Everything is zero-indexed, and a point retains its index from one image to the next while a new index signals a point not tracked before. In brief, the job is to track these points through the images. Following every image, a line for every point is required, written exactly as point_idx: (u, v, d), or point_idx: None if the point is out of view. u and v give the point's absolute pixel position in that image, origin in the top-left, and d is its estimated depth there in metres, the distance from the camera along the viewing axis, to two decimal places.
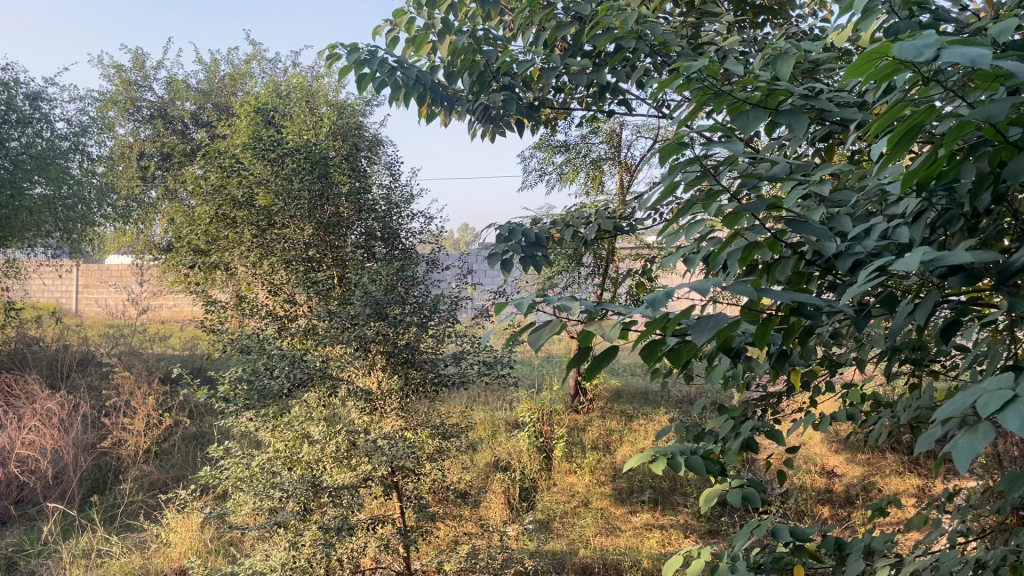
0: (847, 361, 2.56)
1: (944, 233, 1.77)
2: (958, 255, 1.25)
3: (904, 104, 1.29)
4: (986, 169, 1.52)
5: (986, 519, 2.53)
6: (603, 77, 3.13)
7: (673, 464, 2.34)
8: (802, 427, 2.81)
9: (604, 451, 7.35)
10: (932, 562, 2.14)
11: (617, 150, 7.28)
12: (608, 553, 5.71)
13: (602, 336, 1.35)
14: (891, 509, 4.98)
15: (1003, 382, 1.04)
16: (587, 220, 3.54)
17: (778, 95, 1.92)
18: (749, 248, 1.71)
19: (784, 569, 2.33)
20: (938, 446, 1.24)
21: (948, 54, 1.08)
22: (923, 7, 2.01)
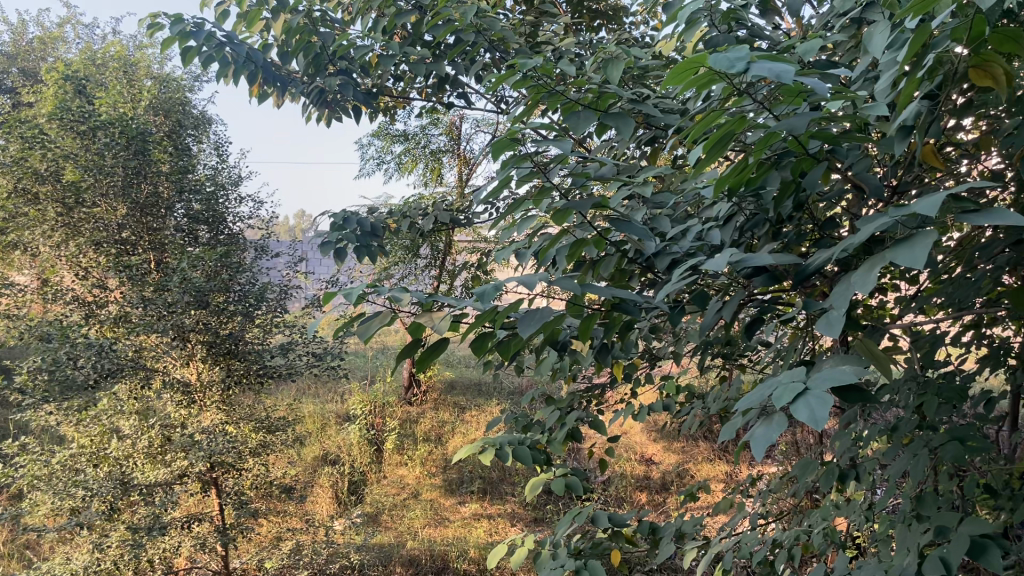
0: (665, 355, 2.69)
1: (752, 237, 1.89)
2: (760, 258, 1.33)
3: (717, 112, 1.35)
4: (789, 178, 1.64)
5: (783, 502, 2.73)
6: (442, 69, 3.12)
7: (501, 454, 2.39)
8: (623, 418, 2.93)
9: (435, 442, 7.38)
10: (735, 544, 2.29)
11: (456, 143, 7.31)
12: (435, 544, 5.72)
13: (433, 329, 1.35)
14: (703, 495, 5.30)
15: (795, 375, 1.12)
16: (424, 212, 3.51)
17: (608, 97, 1.95)
18: (577, 244, 1.74)
19: (603, 554, 2.41)
20: (738, 435, 1.31)
21: (756, 68, 1.12)
22: (740, 23, 2.15)
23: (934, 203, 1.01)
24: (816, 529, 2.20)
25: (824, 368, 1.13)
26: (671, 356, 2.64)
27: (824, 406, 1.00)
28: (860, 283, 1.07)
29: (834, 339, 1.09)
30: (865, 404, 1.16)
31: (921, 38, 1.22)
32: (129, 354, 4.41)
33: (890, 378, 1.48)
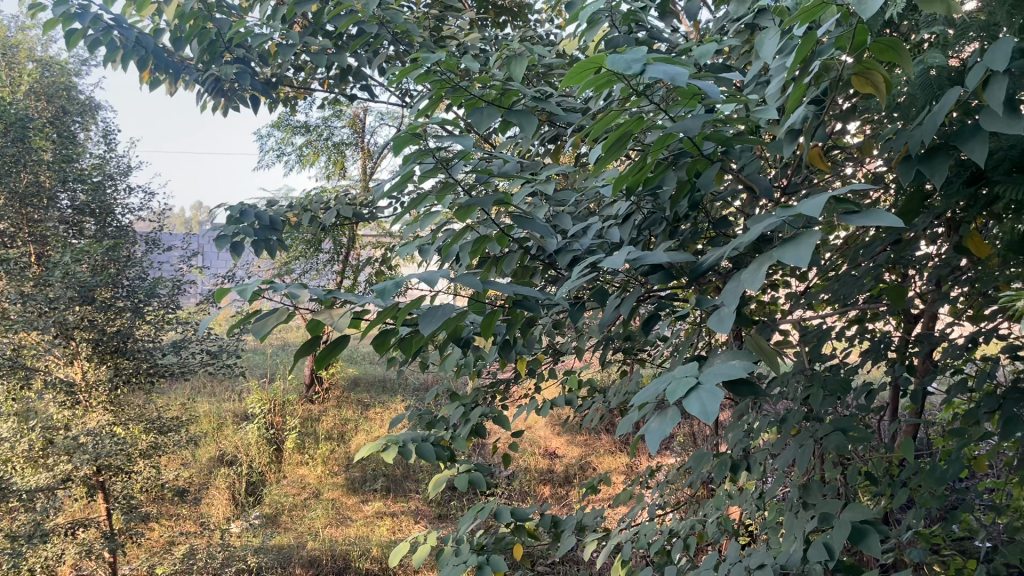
0: (568, 350, 2.72)
1: (650, 235, 1.92)
2: (656, 257, 1.35)
3: (616, 112, 1.36)
4: (684, 178, 1.68)
5: (681, 492, 2.80)
6: (344, 60, 3.06)
7: (404, 452, 2.36)
8: (526, 413, 2.94)
9: (338, 441, 7.27)
10: (634, 535, 2.33)
11: (360, 136, 7.20)
12: (336, 543, 5.63)
13: (332, 326, 1.32)
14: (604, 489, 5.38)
15: (689, 369, 1.14)
16: (326, 206, 3.44)
17: (511, 94, 1.95)
18: (481, 240, 1.73)
19: (505, 549, 2.42)
20: (635, 430, 1.33)
21: (652, 69, 1.14)
22: (640, 25, 2.20)
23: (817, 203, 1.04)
24: (711, 518, 2.26)
25: (716, 363, 1.16)
26: (574, 351, 2.67)
27: (716, 400, 1.02)
28: (750, 280, 1.09)
29: (725, 335, 1.11)
30: (755, 398, 1.19)
31: (808, 44, 1.26)
32: (7, 351, 4.07)
33: (777, 372, 1.54)
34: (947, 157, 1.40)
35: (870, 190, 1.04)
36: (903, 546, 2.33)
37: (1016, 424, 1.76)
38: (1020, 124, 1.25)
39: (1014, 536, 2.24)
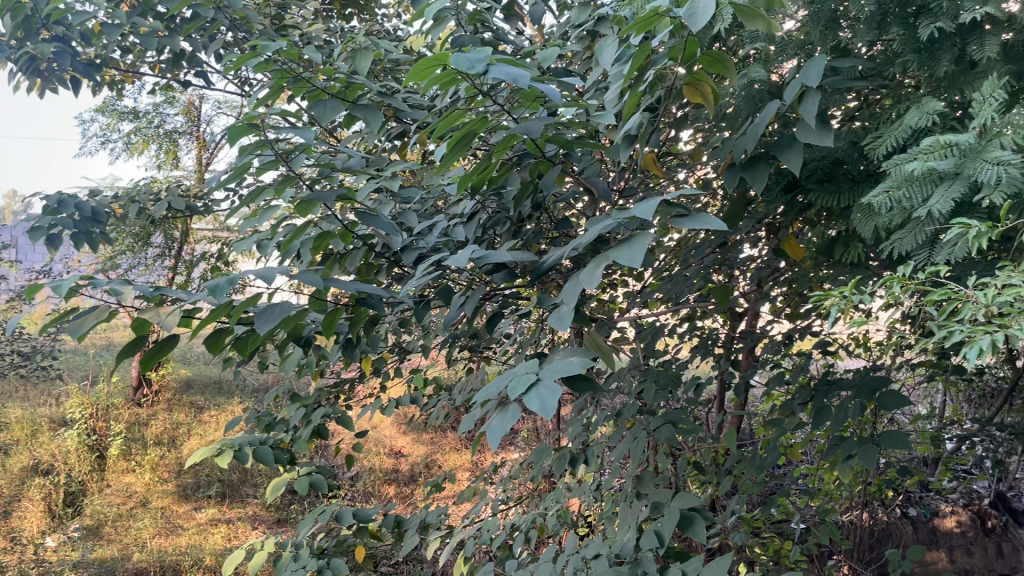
0: (414, 348, 2.70)
1: (494, 234, 1.94)
2: (499, 255, 1.36)
3: (461, 111, 1.37)
4: (527, 178, 1.70)
5: (523, 488, 2.85)
6: (177, 44, 2.90)
7: (240, 456, 2.27)
8: (370, 412, 2.90)
9: (168, 445, 6.84)
10: (477, 531, 2.35)
11: (195, 124, 6.83)
12: (165, 554, 5.19)
13: (159, 324, 1.24)
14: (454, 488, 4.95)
15: (529, 366, 1.16)
16: (157, 197, 3.24)
17: (355, 88, 1.90)
18: (322, 237, 1.68)
19: (347, 551, 2.40)
20: (477, 426, 1.34)
21: (495, 70, 1.15)
22: (485, 26, 2.22)
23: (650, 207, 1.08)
24: (551, 511, 2.32)
25: (556, 360, 1.19)
26: (419, 350, 2.66)
27: (554, 396, 1.04)
28: (588, 280, 1.12)
29: (564, 333, 1.13)
30: (593, 394, 1.23)
31: (643, 53, 1.31)
32: None
33: (613, 368, 1.60)
34: (767, 165, 1.50)
35: (698, 194, 1.09)
36: (728, 531, 2.48)
37: (825, 413, 1.91)
38: (830, 136, 1.35)
39: (824, 517, 2.44)
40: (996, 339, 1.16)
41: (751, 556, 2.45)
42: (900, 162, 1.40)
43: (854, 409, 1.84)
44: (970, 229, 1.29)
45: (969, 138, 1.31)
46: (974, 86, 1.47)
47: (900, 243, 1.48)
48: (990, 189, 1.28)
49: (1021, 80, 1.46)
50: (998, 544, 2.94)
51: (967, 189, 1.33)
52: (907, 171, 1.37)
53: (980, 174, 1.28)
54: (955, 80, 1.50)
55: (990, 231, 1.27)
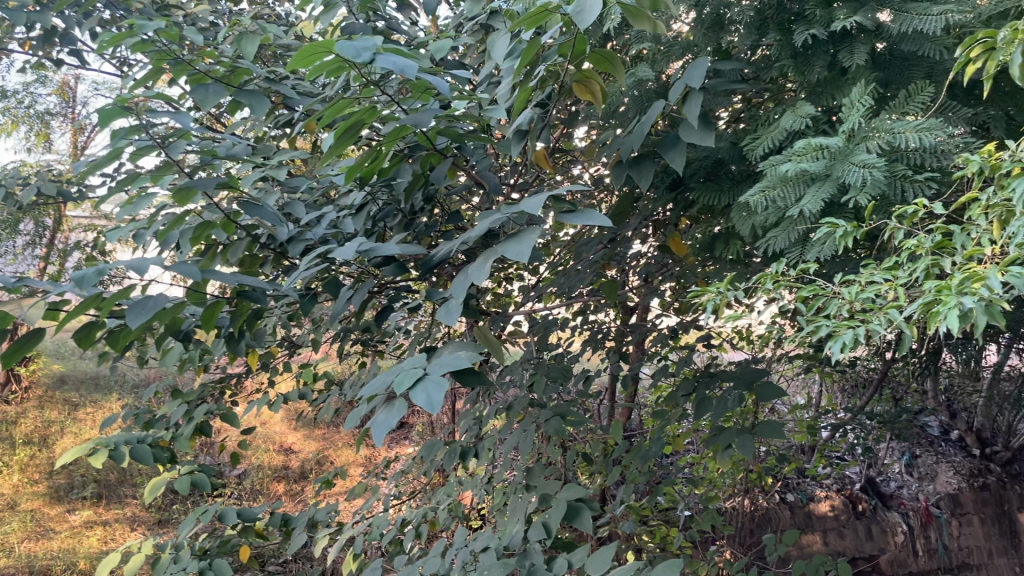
0: (304, 342, 2.63)
1: (384, 226, 1.91)
2: (387, 247, 1.34)
3: (348, 101, 1.33)
4: (419, 171, 1.68)
5: (415, 482, 2.82)
6: (48, 20, 2.73)
7: (116, 455, 2.16)
8: (258, 408, 2.81)
9: (40, 445, 6.30)
10: (366, 527, 2.31)
11: (69, 105, 6.44)
12: (35, 559, 4.87)
13: (21, 318, 1.15)
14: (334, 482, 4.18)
15: (417, 361, 1.14)
16: (25, 182, 3.04)
17: (240, 72, 1.83)
18: (202, 227, 1.61)
19: (230, 551, 2.34)
20: (364, 423, 1.26)
21: (382, 60, 1.13)
22: (377, 14, 2.18)
23: (538, 201, 1.06)
24: (442, 505, 2.31)
25: (444, 354, 1.17)
26: (309, 343, 2.59)
27: (441, 391, 1.03)
28: (477, 273, 1.11)
29: (452, 327, 1.11)
30: (481, 387, 1.23)
31: (534, 49, 1.30)
32: None
33: (503, 362, 1.60)
34: (653, 163, 1.53)
35: (583, 189, 1.08)
36: (616, 520, 2.53)
37: (707, 403, 1.97)
38: (712, 136, 1.39)
39: (706, 504, 2.52)
40: (856, 334, 1.23)
41: (638, 544, 2.51)
42: (775, 162, 1.46)
43: (733, 399, 1.91)
44: (837, 229, 1.36)
45: (838, 142, 1.38)
46: (844, 91, 1.55)
47: (774, 241, 1.54)
48: (856, 191, 1.35)
49: (886, 88, 1.55)
50: (867, 527, 3.08)
51: (835, 190, 1.39)
52: (781, 172, 1.43)
53: (847, 176, 1.35)
54: (827, 86, 1.58)
55: (854, 231, 1.34)
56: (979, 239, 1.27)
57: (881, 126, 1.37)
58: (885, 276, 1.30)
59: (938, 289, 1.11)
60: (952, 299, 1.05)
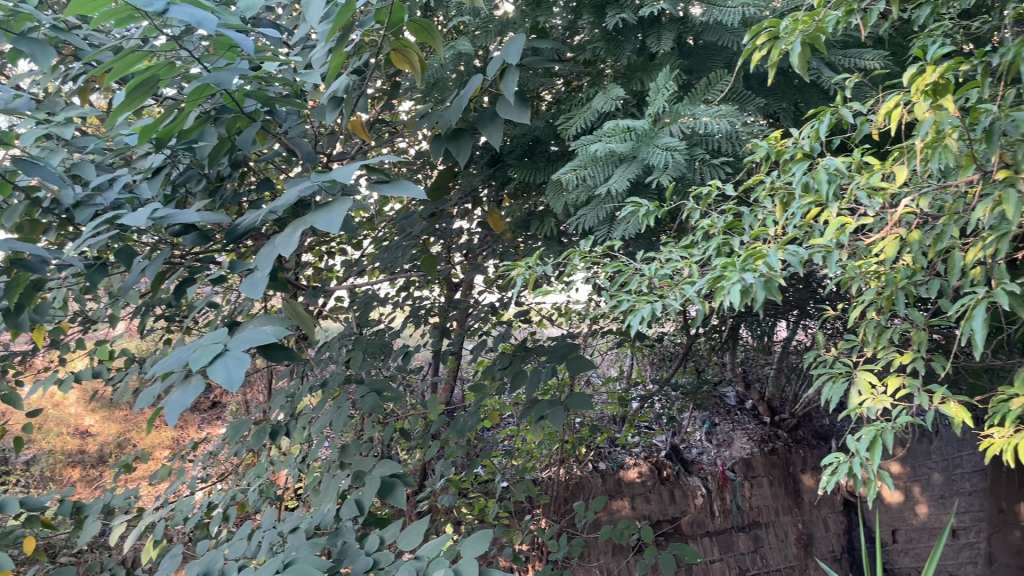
0: (101, 317, 2.41)
1: (186, 193, 1.78)
2: (185, 215, 1.23)
3: (140, 54, 1.21)
4: (224, 135, 1.57)
5: (225, 463, 2.67)
6: None
7: None
8: (46, 388, 2.55)
9: None
10: (169, 511, 2.16)
11: None
12: None
13: None
14: (129, 472, 3.59)
15: (217, 336, 1.06)
16: None
17: (21, 17, 1.63)
18: None
19: (13, 543, 2.13)
20: (157, 402, 1.14)
21: (176, 11, 1.02)
22: None
23: (349, 171, 1.03)
24: (252, 486, 2.21)
25: (246, 328, 1.09)
26: (107, 319, 2.38)
27: (241, 366, 0.96)
28: (284, 243, 1.04)
29: (256, 299, 1.03)
30: (292, 364, 1.14)
31: (348, 13, 1.23)
32: None
33: (315, 339, 1.48)
34: (471, 139, 1.46)
35: (396, 157, 1.04)
36: (435, 494, 2.52)
37: (521, 376, 2.01)
38: (529, 113, 1.38)
39: (523, 475, 2.56)
40: (654, 308, 1.29)
41: (456, 517, 2.51)
42: (586, 142, 1.49)
43: (546, 372, 1.97)
44: (641, 208, 1.42)
45: (643, 125, 1.43)
46: (652, 76, 1.61)
47: (584, 219, 1.59)
48: (659, 172, 1.42)
49: (689, 75, 1.63)
50: (670, 491, 3.25)
51: (640, 171, 1.45)
52: (591, 151, 1.47)
53: (651, 158, 1.41)
54: (637, 70, 1.63)
55: (656, 210, 1.40)
56: (765, 220, 1.36)
57: (683, 111, 1.44)
58: (681, 254, 1.37)
59: (725, 265, 1.18)
60: (735, 274, 1.12)
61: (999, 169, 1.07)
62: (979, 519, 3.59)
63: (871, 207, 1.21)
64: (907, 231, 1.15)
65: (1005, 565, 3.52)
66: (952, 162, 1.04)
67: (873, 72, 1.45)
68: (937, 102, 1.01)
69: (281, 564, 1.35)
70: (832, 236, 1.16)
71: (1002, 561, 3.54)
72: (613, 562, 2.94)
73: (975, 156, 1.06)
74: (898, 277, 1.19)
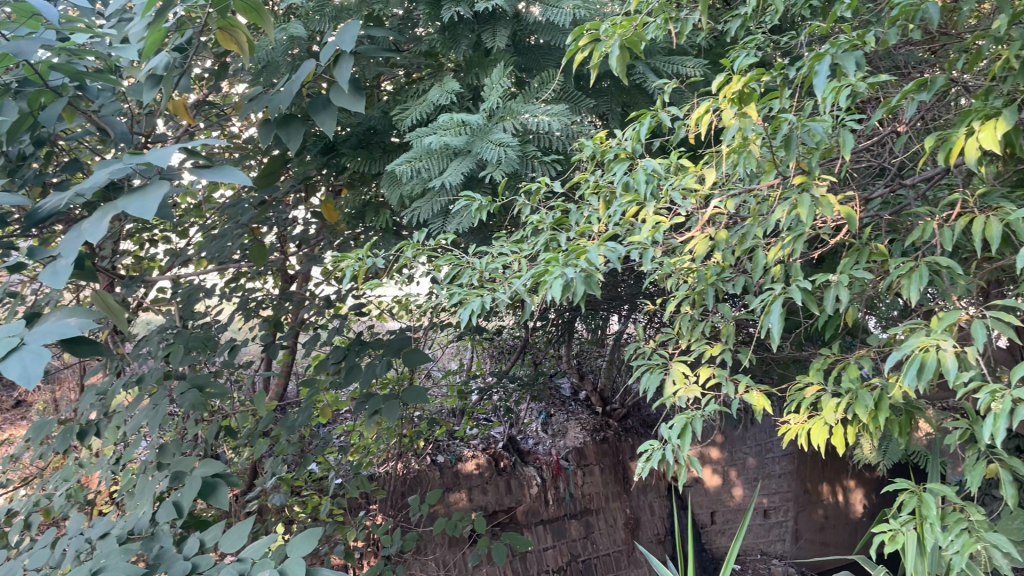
0: None
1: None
2: None
3: None
4: (23, 110, 1.42)
5: (26, 467, 2.43)
6: None
7: None
8: None
9: None
10: None
11: None
12: None
13: None
14: None
15: (13, 328, 0.95)
16: None
17: None
18: None
19: None
20: None
21: None
22: None
23: (166, 152, 0.93)
24: (58, 491, 2.03)
25: (47, 319, 0.98)
26: None
27: (39, 361, 0.87)
28: (91, 229, 0.94)
29: (57, 289, 0.93)
30: (102, 357, 1.04)
31: None
32: None
33: (130, 333, 1.36)
34: (304, 126, 1.31)
35: (219, 140, 0.90)
36: (266, 492, 2.42)
37: (356, 371, 1.96)
38: (364, 104, 1.22)
39: (359, 470, 2.51)
40: (484, 302, 1.30)
41: (288, 516, 2.42)
42: (421, 134, 1.48)
43: (381, 365, 1.94)
44: (473, 202, 1.42)
45: (477, 120, 1.44)
46: (488, 73, 1.63)
47: (418, 211, 1.58)
48: (491, 167, 1.43)
49: (524, 73, 1.65)
50: (507, 481, 3.29)
51: (473, 166, 1.46)
52: (425, 144, 1.46)
53: (484, 153, 1.42)
54: (474, 65, 1.64)
55: (488, 205, 1.42)
56: (590, 217, 1.41)
57: (515, 108, 1.47)
58: (511, 249, 1.40)
59: (548, 260, 1.21)
60: (558, 269, 1.15)
61: (795, 175, 1.16)
62: (788, 499, 3.89)
63: (685, 207, 1.27)
64: (717, 231, 1.23)
65: (809, 541, 3.88)
66: (755, 167, 1.11)
67: (693, 79, 1.55)
68: (743, 110, 1.08)
69: (87, 573, 1.25)
70: (648, 234, 1.22)
71: (807, 538, 3.89)
72: (449, 554, 2.96)
73: (776, 162, 1.14)
74: (708, 274, 1.26)
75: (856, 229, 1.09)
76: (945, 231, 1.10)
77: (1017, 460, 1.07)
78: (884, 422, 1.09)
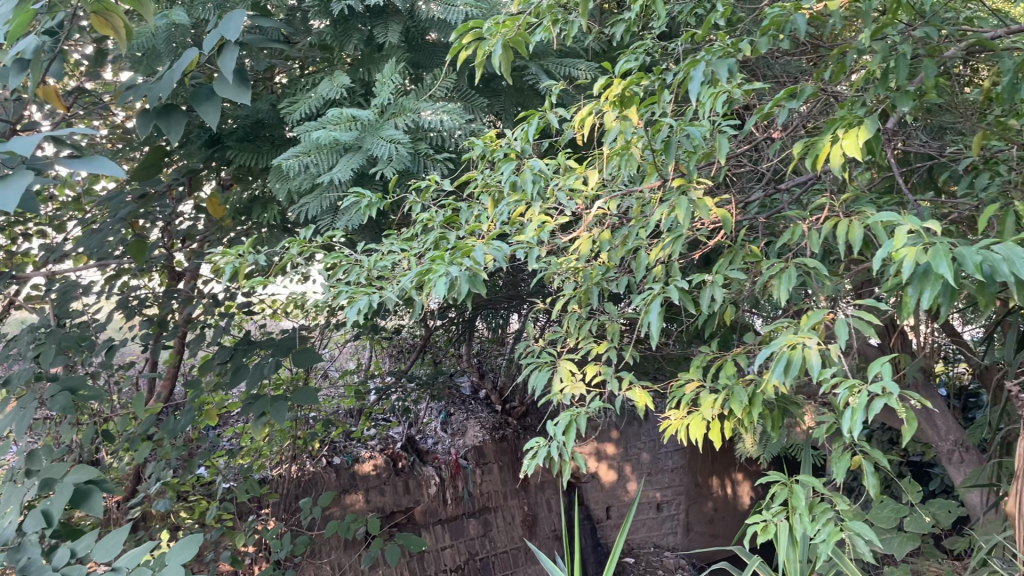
0: None
1: None
2: None
3: None
4: None
5: None
6: None
7: None
8: None
9: None
10: None
11: None
12: None
13: None
14: None
15: None
16: None
17: None
18: None
19: None
20: None
21: None
22: None
23: (29, 141, 0.86)
24: None
25: None
26: None
27: None
28: None
29: None
30: None
31: None
32: None
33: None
34: (186, 116, 1.17)
35: (89, 128, 0.83)
36: (150, 499, 2.31)
37: (243, 371, 1.90)
38: (250, 96, 1.08)
39: (248, 474, 2.44)
40: (371, 300, 1.28)
41: (173, 523, 2.33)
42: (309, 129, 1.45)
43: (270, 366, 1.89)
44: (363, 199, 1.40)
45: (367, 115, 1.42)
46: (379, 69, 1.61)
47: (306, 207, 1.55)
48: (382, 164, 1.42)
49: (416, 70, 1.64)
50: (405, 482, 3.25)
51: (364, 162, 1.44)
52: (313, 138, 1.43)
53: (375, 149, 1.41)
54: (365, 61, 1.63)
55: (379, 202, 1.39)
56: (480, 215, 1.41)
57: (408, 105, 1.46)
58: (400, 247, 1.39)
59: (433, 258, 1.20)
60: (442, 267, 1.15)
61: (675, 178, 1.20)
62: (680, 492, 4.03)
63: (570, 207, 1.29)
64: (600, 231, 1.25)
65: (699, 533, 4.05)
66: (636, 169, 1.14)
67: (584, 82, 1.59)
68: (624, 113, 1.10)
69: None
70: (533, 233, 1.24)
71: (697, 530, 4.06)
72: (345, 556, 2.91)
73: (657, 165, 1.18)
74: (594, 273, 1.28)
75: (730, 231, 1.12)
76: (813, 234, 1.15)
77: (879, 451, 1.13)
78: (757, 418, 1.13)
